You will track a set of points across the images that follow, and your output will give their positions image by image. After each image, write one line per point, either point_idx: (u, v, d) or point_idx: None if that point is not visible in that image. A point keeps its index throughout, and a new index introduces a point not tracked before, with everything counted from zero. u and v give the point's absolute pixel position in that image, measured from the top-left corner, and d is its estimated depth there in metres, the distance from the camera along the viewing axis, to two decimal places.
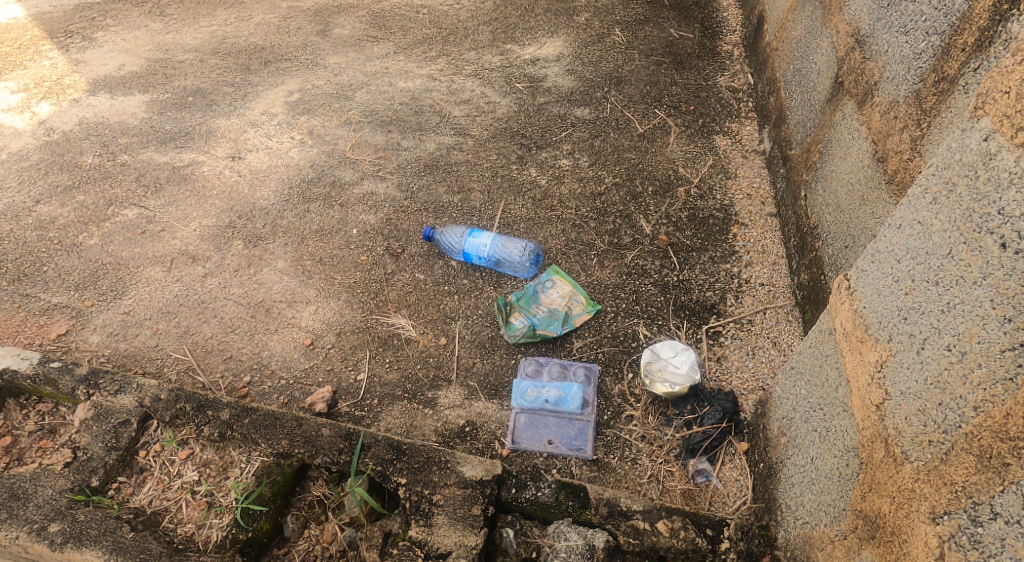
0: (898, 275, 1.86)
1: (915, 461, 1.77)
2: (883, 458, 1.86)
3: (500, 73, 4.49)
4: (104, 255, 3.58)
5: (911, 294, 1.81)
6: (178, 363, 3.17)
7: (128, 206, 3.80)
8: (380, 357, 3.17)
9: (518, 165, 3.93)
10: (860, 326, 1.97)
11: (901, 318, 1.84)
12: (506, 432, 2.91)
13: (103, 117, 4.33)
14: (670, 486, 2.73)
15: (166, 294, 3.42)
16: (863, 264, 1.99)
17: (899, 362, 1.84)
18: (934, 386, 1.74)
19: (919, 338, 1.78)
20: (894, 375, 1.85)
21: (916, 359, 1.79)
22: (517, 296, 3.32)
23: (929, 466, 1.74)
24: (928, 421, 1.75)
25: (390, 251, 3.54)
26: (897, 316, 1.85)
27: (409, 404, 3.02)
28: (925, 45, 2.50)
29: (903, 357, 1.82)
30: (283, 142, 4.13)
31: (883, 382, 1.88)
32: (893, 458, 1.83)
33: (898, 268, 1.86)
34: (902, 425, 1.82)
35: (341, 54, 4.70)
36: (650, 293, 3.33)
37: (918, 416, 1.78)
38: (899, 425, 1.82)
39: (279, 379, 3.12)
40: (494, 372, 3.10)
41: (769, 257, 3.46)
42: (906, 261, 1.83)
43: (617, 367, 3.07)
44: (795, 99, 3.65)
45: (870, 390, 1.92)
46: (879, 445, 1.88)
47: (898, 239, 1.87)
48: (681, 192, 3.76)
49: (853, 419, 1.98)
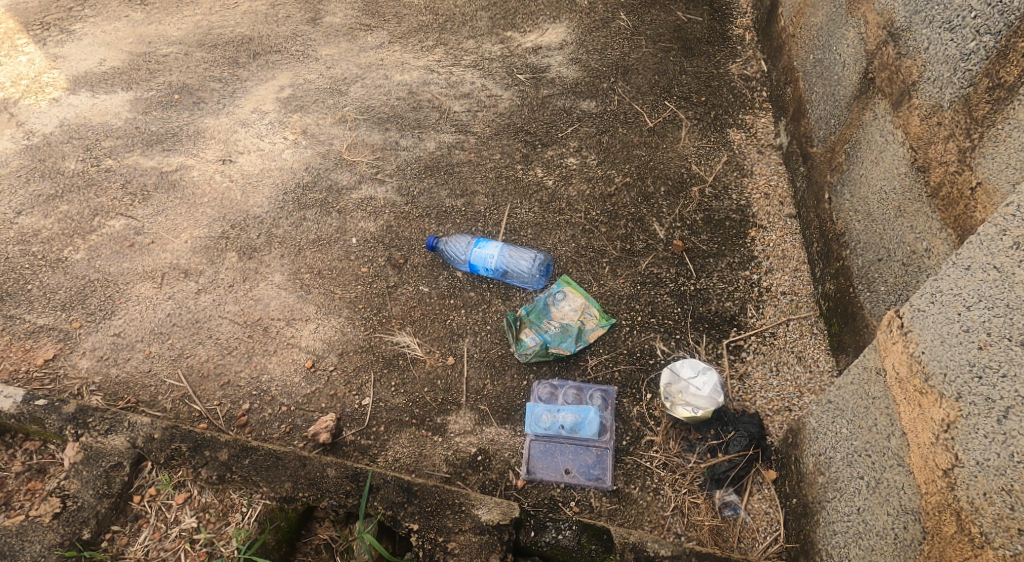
0: (969, 327, 1.83)
1: (999, 547, 1.74)
2: (956, 534, 1.83)
3: (501, 63, 4.28)
4: (91, 270, 3.39)
5: (987, 350, 1.79)
6: (173, 391, 2.98)
7: (116, 216, 3.61)
8: (385, 380, 2.99)
9: (523, 164, 3.77)
10: (919, 376, 1.93)
11: (975, 377, 1.81)
12: (520, 461, 2.75)
13: (86, 118, 4.12)
14: (697, 520, 2.58)
15: (157, 313, 3.22)
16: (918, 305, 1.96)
17: (973, 426, 1.81)
18: (1021, 463, 1.72)
19: (1000, 405, 1.76)
20: (967, 441, 1.82)
21: (996, 428, 1.76)
22: (528, 311, 3.16)
23: (1017, 554, 1.71)
24: (1013, 502, 1.73)
25: (392, 262, 3.38)
26: (969, 375, 1.83)
27: (417, 431, 2.86)
28: (975, 44, 2.32)
29: (979, 422, 1.80)
30: (276, 142, 3.93)
31: (952, 444, 1.85)
32: (969, 536, 1.80)
33: (970, 320, 1.83)
34: (980, 501, 1.79)
35: (333, 44, 4.48)
36: (667, 305, 3.22)
37: (1001, 494, 1.75)
38: (977, 501, 1.79)
39: (280, 405, 2.93)
40: (505, 394, 2.93)
41: (790, 263, 3.34)
42: (981, 313, 1.81)
43: (634, 388, 2.92)
44: (821, 93, 3.47)
45: (935, 451, 1.89)
46: (950, 517, 1.85)
47: (970, 287, 1.84)
48: (695, 192, 3.64)
49: (913, 480, 1.94)
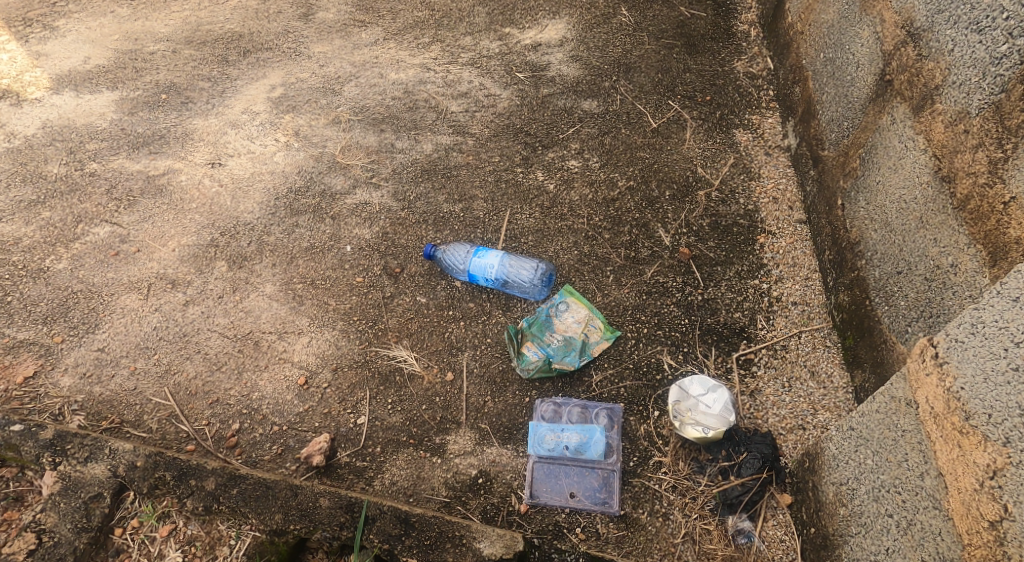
0: (1016, 367, 1.79)
1: None
2: None
3: (500, 61, 4.13)
4: (74, 281, 3.26)
5: None
6: (160, 410, 2.85)
7: (100, 223, 3.48)
8: (381, 397, 2.87)
9: (523, 167, 3.64)
10: (959, 415, 1.89)
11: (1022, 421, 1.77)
12: (523, 484, 2.64)
13: (69, 119, 3.97)
14: (709, 548, 2.48)
15: (143, 327, 3.09)
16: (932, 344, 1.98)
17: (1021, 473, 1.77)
18: None
19: None
20: (1014, 489, 1.77)
21: None
22: (529, 323, 3.04)
23: None
24: None
25: (388, 271, 3.26)
26: (1016, 418, 1.78)
27: (415, 452, 2.74)
28: (1007, 48, 2.20)
29: None
30: (268, 145, 3.79)
31: (997, 491, 1.81)
32: None
33: (1017, 359, 1.79)
34: None
35: (327, 41, 4.32)
36: (674, 316, 3.10)
37: None
38: None
39: (271, 425, 2.81)
40: (507, 412, 2.81)
41: (800, 271, 3.22)
42: None
43: (641, 405, 2.80)
44: (832, 93, 3.34)
45: (978, 496, 1.84)
46: None
47: (1018, 325, 1.79)
48: (701, 196, 3.52)
49: (952, 525, 1.90)
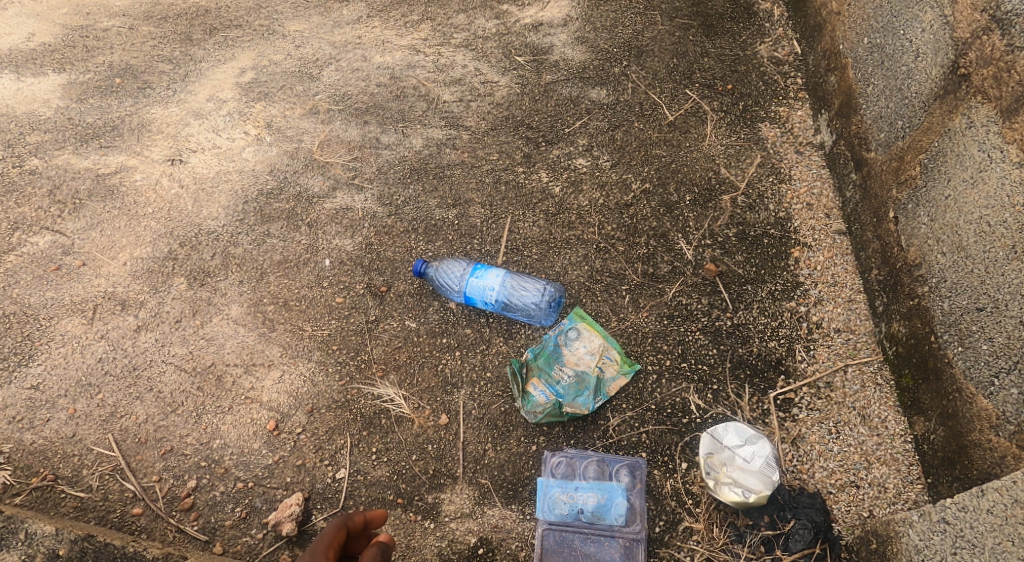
0: None
1: None
2: None
3: (496, 43, 3.44)
4: (8, 301, 2.87)
5: None
6: (101, 464, 2.55)
7: (39, 231, 3.04)
8: (364, 444, 2.56)
9: (525, 167, 3.09)
10: None
11: None
12: (532, 554, 2.41)
13: (9, 107, 3.46)
14: None
15: (86, 359, 2.72)
16: (958, 498, 2.11)
17: None
18: None
19: None
20: None
21: None
22: (535, 355, 2.68)
23: None
24: None
25: (372, 290, 2.84)
26: None
27: (404, 514, 2.47)
28: None
29: None
30: (235, 138, 3.28)
31: None
32: None
33: None
34: None
35: (303, 17, 3.63)
36: (700, 345, 2.69)
37: None
38: None
39: (234, 481, 2.52)
40: (510, 465, 2.50)
41: (843, 292, 2.75)
42: None
43: (666, 456, 2.48)
44: (883, 85, 2.74)
45: None
46: None
47: None
48: (726, 202, 2.98)
49: None
